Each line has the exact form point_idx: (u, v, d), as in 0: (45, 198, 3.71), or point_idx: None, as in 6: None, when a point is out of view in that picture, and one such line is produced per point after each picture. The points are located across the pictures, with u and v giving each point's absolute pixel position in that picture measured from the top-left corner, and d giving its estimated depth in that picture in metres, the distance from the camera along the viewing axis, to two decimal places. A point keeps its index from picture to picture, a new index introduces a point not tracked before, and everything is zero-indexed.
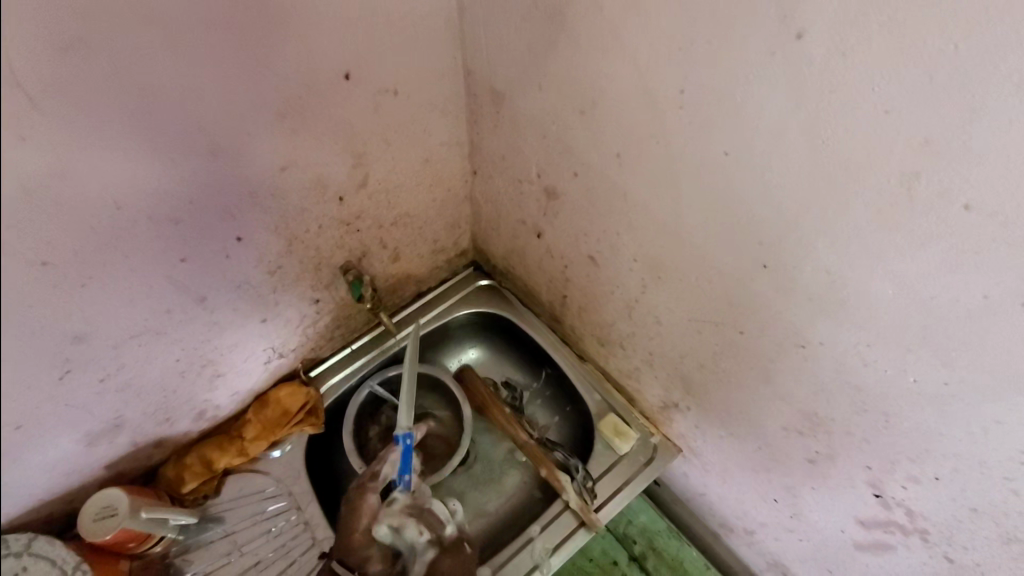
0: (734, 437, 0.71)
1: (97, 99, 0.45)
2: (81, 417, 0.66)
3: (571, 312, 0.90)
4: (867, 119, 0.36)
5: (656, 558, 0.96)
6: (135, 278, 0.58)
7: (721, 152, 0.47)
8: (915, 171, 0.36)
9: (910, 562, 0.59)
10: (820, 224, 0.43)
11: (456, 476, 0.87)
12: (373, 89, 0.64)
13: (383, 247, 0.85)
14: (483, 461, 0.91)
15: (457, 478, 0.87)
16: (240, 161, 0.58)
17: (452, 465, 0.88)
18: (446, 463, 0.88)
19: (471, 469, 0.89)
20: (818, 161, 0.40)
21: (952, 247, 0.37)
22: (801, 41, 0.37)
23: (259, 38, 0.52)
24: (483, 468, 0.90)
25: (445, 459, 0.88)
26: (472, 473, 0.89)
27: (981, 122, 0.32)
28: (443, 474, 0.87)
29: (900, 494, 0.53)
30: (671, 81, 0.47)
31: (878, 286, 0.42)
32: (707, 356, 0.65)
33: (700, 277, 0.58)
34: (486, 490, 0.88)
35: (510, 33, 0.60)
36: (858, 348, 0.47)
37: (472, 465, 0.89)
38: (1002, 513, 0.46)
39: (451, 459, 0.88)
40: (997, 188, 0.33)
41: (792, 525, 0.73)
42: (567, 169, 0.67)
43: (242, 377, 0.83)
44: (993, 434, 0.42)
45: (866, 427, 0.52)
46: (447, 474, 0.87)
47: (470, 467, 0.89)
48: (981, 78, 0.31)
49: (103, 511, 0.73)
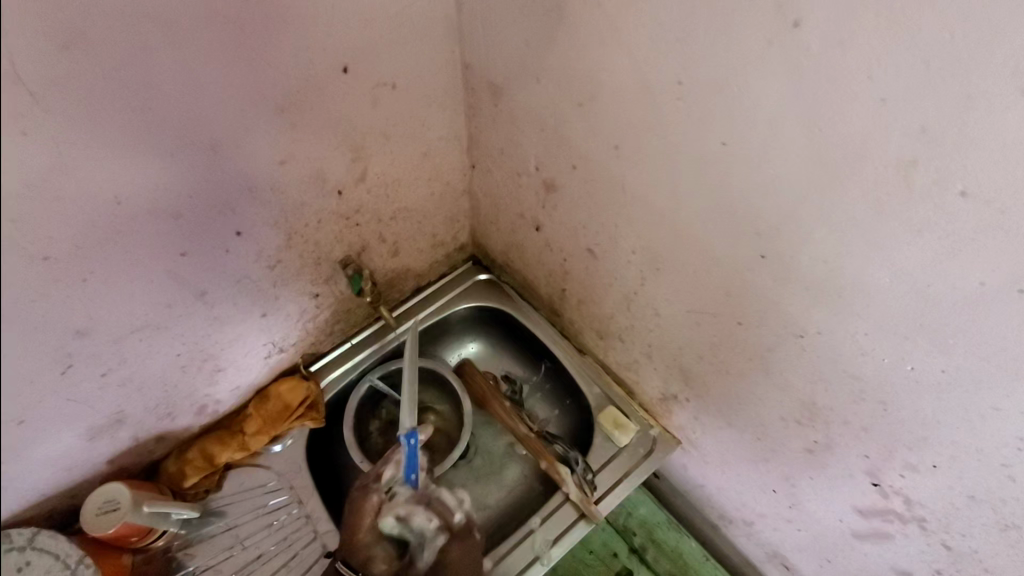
0: (733, 429, 0.72)
1: (96, 93, 0.45)
2: (82, 412, 0.66)
3: (570, 305, 0.90)
4: (864, 107, 0.36)
5: (656, 550, 0.96)
6: (136, 272, 0.58)
7: (719, 142, 0.47)
8: (912, 158, 0.36)
9: (907, 549, 0.59)
10: (817, 213, 0.43)
11: (425, 531, 0.79)
12: (372, 83, 0.64)
13: (382, 241, 0.85)
14: (451, 505, 0.81)
15: (427, 531, 0.79)
16: (239, 155, 0.58)
17: (418, 522, 0.79)
18: (410, 519, 0.79)
19: (441, 519, 0.80)
20: (816, 151, 0.41)
21: (948, 234, 0.37)
22: (798, 31, 0.37)
23: (257, 32, 0.52)
24: (455, 511, 0.81)
25: (408, 516, 0.79)
26: (444, 523, 0.79)
27: (977, 107, 0.32)
28: (412, 532, 0.79)
29: (898, 483, 0.54)
30: (669, 72, 0.47)
31: (875, 274, 0.42)
32: (706, 348, 0.66)
33: (698, 268, 0.59)
34: (462, 537, 0.80)
35: (508, 26, 0.60)
36: (855, 337, 0.47)
37: (442, 512, 0.80)
38: (999, 500, 0.46)
39: (416, 512, 0.79)
40: (993, 174, 0.33)
41: (790, 515, 0.73)
42: (566, 162, 0.67)
43: (243, 372, 0.83)
44: (990, 421, 0.43)
45: (864, 416, 0.52)
46: (416, 530, 0.79)
47: (439, 516, 0.80)
48: (978, 64, 0.31)
49: (105, 505, 0.73)
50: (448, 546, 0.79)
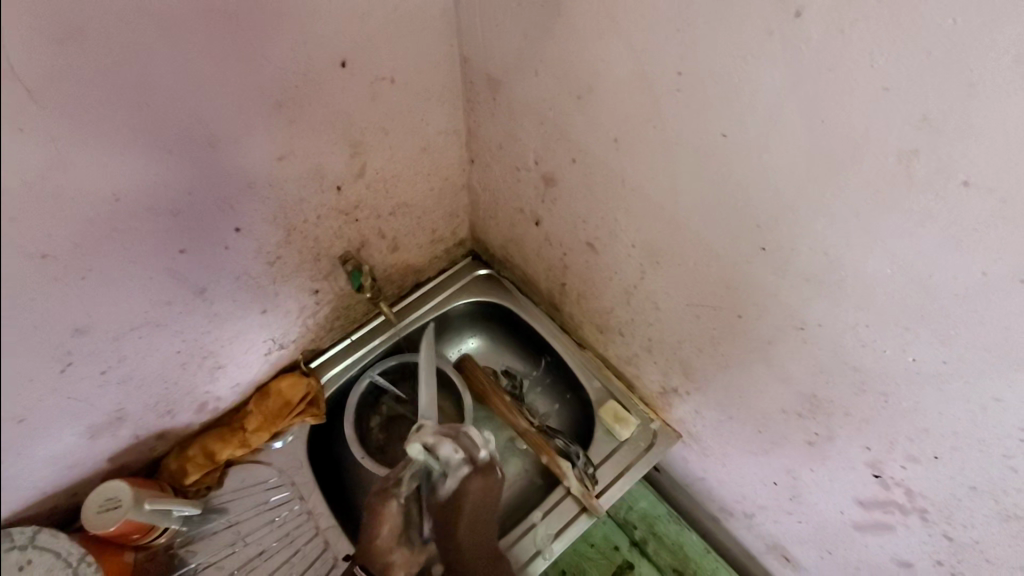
0: (734, 422, 0.72)
1: (92, 88, 0.45)
2: (82, 410, 0.66)
3: (570, 299, 0.90)
4: (866, 97, 0.36)
5: (657, 543, 0.96)
6: (135, 269, 0.58)
7: (720, 135, 0.47)
8: (914, 149, 0.36)
9: (908, 540, 0.59)
10: (818, 205, 0.43)
11: (449, 460, 0.75)
12: (369, 78, 0.64)
13: (381, 237, 0.85)
14: (478, 441, 0.77)
15: (452, 460, 0.75)
16: (237, 151, 0.58)
17: (443, 451, 0.75)
18: (434, 449, 0.75)
19: (466, 451, 0.75)
20: (818, 142, 0.40)
21: (950, 225, 0.37)
22: (800, 21, 0.37)
23: (254, 27, 0.51)
24: (481, 448, 0.77)
25: (434, 444, 0.75)
26: (468, 455, 0.75)
27: (978, 97, 0.32)
28: (437, 460, 0.76)
29: (899, 474, 0.54)
30: (669, 64, 0.47)
31: (877, 266, 0.42)
32: (706, 341, 0.66)
33: (698, 261, 0.58)
34: (485, 473, 0.76)
35: (506, 19, 0.60)
36: (857, 329, 0.47)
37: (467, 446, 0.76)
38: (1000, 490, 0.46)
39: (442, 443, 0.75)
40: (994, 164, 0.33)
41: (791, 507, 0.73)
42: (566, 156, 0.67)
43: (243, 369, 0.83)
44: (991, 412, 0.43)
45: (865, 408, 0.52)
46: (441, 459, 0.75)
47: (465, 449, 0.75)
48: (979, 54, 0.31)
49: (107, 503, 0.73)
50: (468, 477, 0.75)
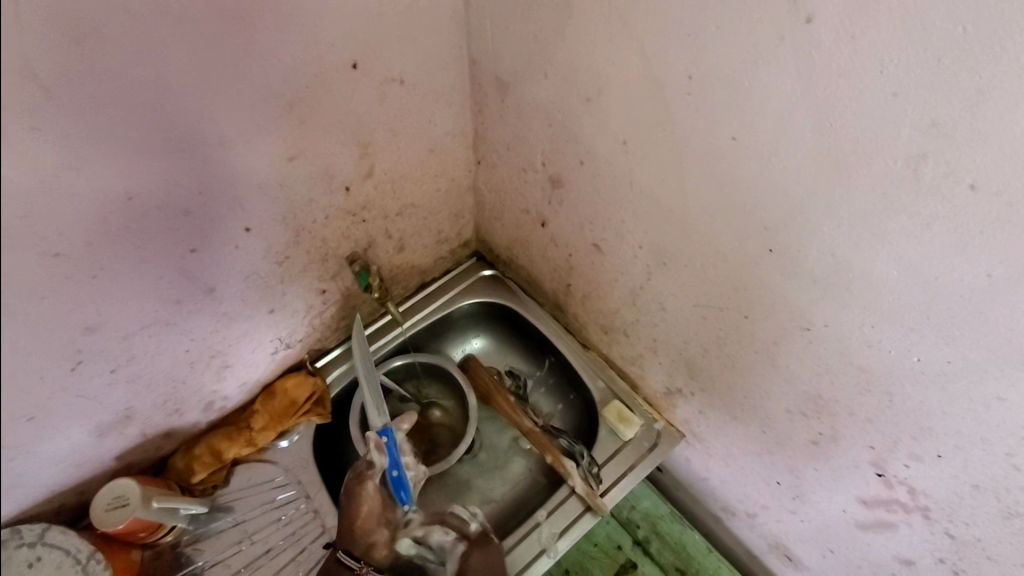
0: (738, 422, 0.73)
1: (109, 88, 0.45)
2: (91, 408, 0.67)
3: (575, 300, 0.90)
4: (875, 101, 0.37)
5: (659, 542, 0.97)
6: (147, 268, 0.58)
7: (729, 138, 0.47)
8: (921, 153, 0.37)
9: (910, 539, 0.60)
10: (825, 207, 0.44)
11: (444, 544, 0.82)
12: (380, 79, 0.64)
13: (388, 238, 0.85)
14: (466, 517, 0.86)
15: (446, 544, 0.82)
16: (249, 151, 0.59)
17: (434, 538, 0.83)
18: (426, 539, 0.82)
19: (457, 530, 0.84)
20: (826, 145, 0.41)
21: (956, 228, 0.38)
22: (810, 25, 0.38)
23: (267, 28, 0.52)
24: (470, 521, 0.85)
25: (422, 537, 0.82)
26: (459, 532, 0.84)
27: (986, 102, 0.33)
28: (432, 552, 0.82)
29: (903, 473, 0.55)
30: (678, 68, 0.47)
31: (883, 267, 0.43)
32: (711, 341, 0.66)
33: (705, 262, 0.59)
34: (480, 545, 0.82)
35: (516, 22, 0.61)
36: (862, 330, 0.48)
37: (457, 524, 0.85)
38: (1003, 488, 0.47)
39: (432, 531, 0.83)
40: (1002, 168, 0.34)
41: (794, 507, 0.74)
42: (574, 158, 0.67)
43: (250, 368, 0.83)
44: (994, 411, 0.43)
45: (869, 407, 0.53)
46: (433, 548, 0.82)
47: (455, 527, 0.84)
48: (988, 59, 0.31)
49: (115, 501, 0.73)
50: (467, 552, 0.82)
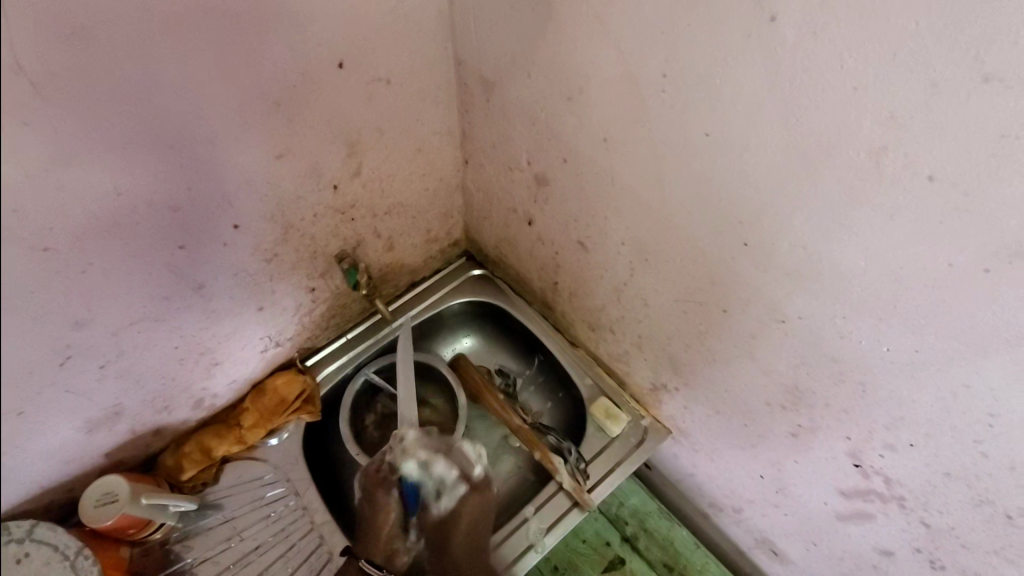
0: (721, 416, 0.74)
1: (96, 84, 0.46)
2: (81, 404, 0.67)
3: (562, 298, 0.91)
4: (839, 96, 0.38)
5: (648, 538, 0.98)
6: (135, 264, 0.59)
7: (702, 134, 0.49)
8: (882, 146, 0.38)
9: (888, 529, 0.61)
10: (795, 200, 0.45)
11: (445, 479, 0.82)
12: (366, 78, 0.66)
13: (377, 236, 0.86)
14: (473, 457, 0.83)
15: (447, 478, 0.82)
16: (236, 148, 0.60)
17: (437, 469, 0.82)
18: (429, 467, 0.82)
19: (459, 467, 0.83)
20: (794, 140, 0.42)
21: (917, 219, 0.39)
22: (774, 24, 0.39)
23: (254, 27, 0.53)
24: (475, 464, 0.83)
25: (428, 462, 0.82)
26: (462, 472, 0.83)
27: (939, 95, 0.34)
28: (432, 479, 0.82)
29: (878, 462, 0.56)
30: (654, 67, 0.49)
31: (851, 259, 0.44)
32: (693, 336, 0.67)
33: (685, 258, 0.60)
34: (480, 490, 0.83)
35: (499, 23, 0.62)
36: (835, 321, 0.49)
37: (461, 462, 0.83)
38: (973, 475, 0.48)
39: (435, 460, 0.82)
40: (957, 159, 0.35)
41: (777, 500, 0.75)
42: (557, 156, 0.69)
43: (239, 366, 0.84)
44: (961, 398, 0.45)
45: (844, 398, 0.54)
46: (436, 478, 0.82)
47: (460, 464, 0.83)
48: (939, 54, 0.33)
49: (104, 498, 0.74)
50: (466, 496, 0.82)
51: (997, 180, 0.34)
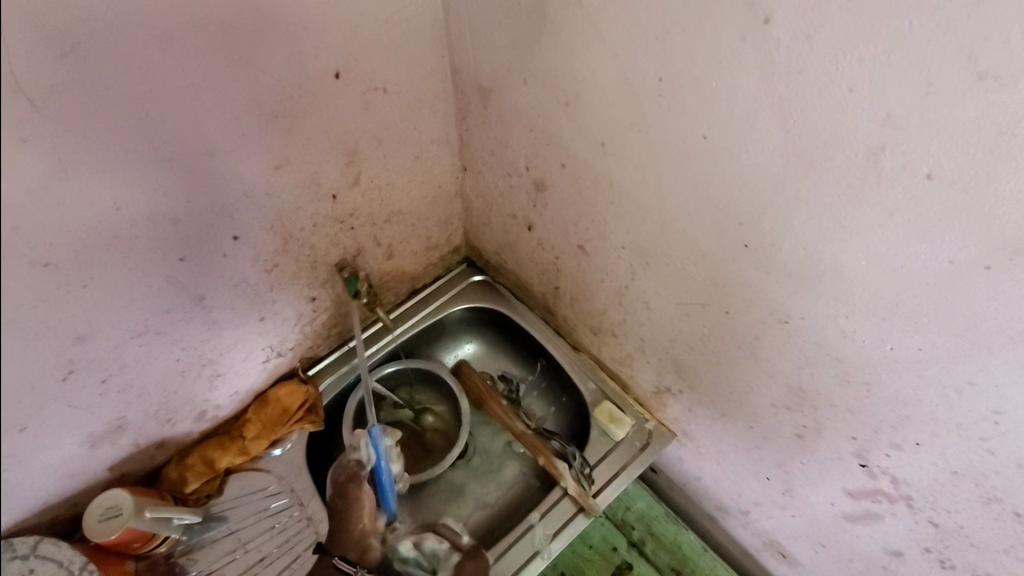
0: (726, 418, 0.73)
1: (95, 102, 0.47)
2: (83, 419, 0.67)
3: (563, 302, 0.91)
4: (834, 96, 0.38)
5: (655, 543, 0.97)
6: (136, 277, 0.59)
7: (700, 136, 0.49)
8: (880, 144, 0.38)
9: (897, 529, 0.61)
10: (794, 201, 0.45)
11: (437, 552, 0.87)
12: (363, 88, 0.66)
13: (377, 244, 0.86)
14: (457, 529, 0.91)
15: (439, 552, 0.87)
16: (235, 160, 0.60)
17: (429, 544, 0.87)
18: (421, 545, 0.87)
19: (450, 541, 0.88)
20: (791, 141, 0.42)
21: (916, 217, 0.39)
22: (768, 26, 0.39)
23: (251, 41, 0.53)
24: (462, 535, 0.89)
25: (419, 542, 0.88)
26: None
27: (933, 94, 0.34)
28: (425, 558, 0.86)
29: (885, 462, 0.55)
30: (649, 71, 0.49)
31: (852, 257, 0.44)
32: (695, 338, 0.67)
33: (685, 260, 0.60)
34: None
35: (494, 29, 0.62)
36: (837, 320, 0.49)
37: (449, 535, 0.89)
38: (981, 474, 0.48)
39: (426, 538, 0.88)
40: (956, 158, 0.35)
41: (784, 502, 0.74)
42: (555, 161, 0.69)
43: (242, 377, 0.84)
44: (966, 395, 0.44)
45: (849, 398, 0.54)
46: (428, 555, 0.86)
47: (447, 539, 0.89)
48: (932, 53, 0.33)
49: (108, 512, 0.73)
50: None
51: (996, 178, 0.34)
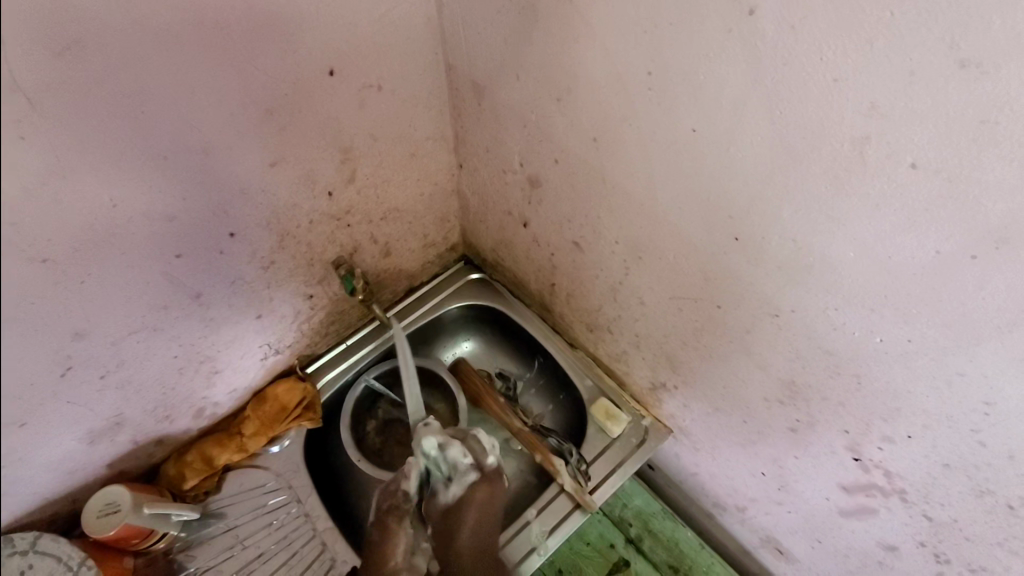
0: (721, 414, 0.73)
1: (90, 98, 0.47)
2: (81, 415, 0.67)
3: (560, 299, 0.91)
4: (819, 89, 0.39)
5: (652, 540, 0.97)
6: (133, 274, 0.59)
7: (689, 130, 0.49)
8: (865, 135, 0.38)
9: (890, 522, 0.61)
10: (783, 195, 0.46)
11: (457, 464, 0.76)
12: (358, 85, 0.66)
13: (374, 242, 0.87)
14: (485, 446, 0.79)
15: (459, 465, 0.76)
16: (230, 157, 0.60)
17: (452, 453, 0.76)
18: (445, 450, 0.76)
19: (474, 456, 0.77)
20: (778, 133, 0.43)
21: (902, 208, 0.39)
22: (754, 18, 0.39)
23: (245, 38, 0.54)
24: (488, 454, 0.78)
25: (444, 444, 0.76)
26: (475, 460, 0.77)
27: (916, 83, 0.34)
28: (444, 463, 0.76)
29: (877, 456, 0.55)
30: (638, 65, 0.49)
31: (840, 249, 0.44)
32: (689, 333, 0.67)
33: (678, 255, 0.61)
34: (490, 480, 0.77)
35: (487, 26, 0.62)
36: (828, 313, 0.49)
37: (476, 451, 0.78)
38: (972, 466, 0.48)
39: (451, 444, 0.77)
40: (940, 147, 0.35)
41: (780, 497, 0.74)
42: (549, 157, 0.69)
43: (240, 374, 0.84)
44: (956, 387, 0.44)
45: (840, 391, 0.54)
46: (448, 462, 0.76)
47: (473, 453, 0.77)
48: (914, 42, 0.33)
49: (108, 507, 0.74)
50: (475, 485, 0.76)
51: (980, 166, 0.34)
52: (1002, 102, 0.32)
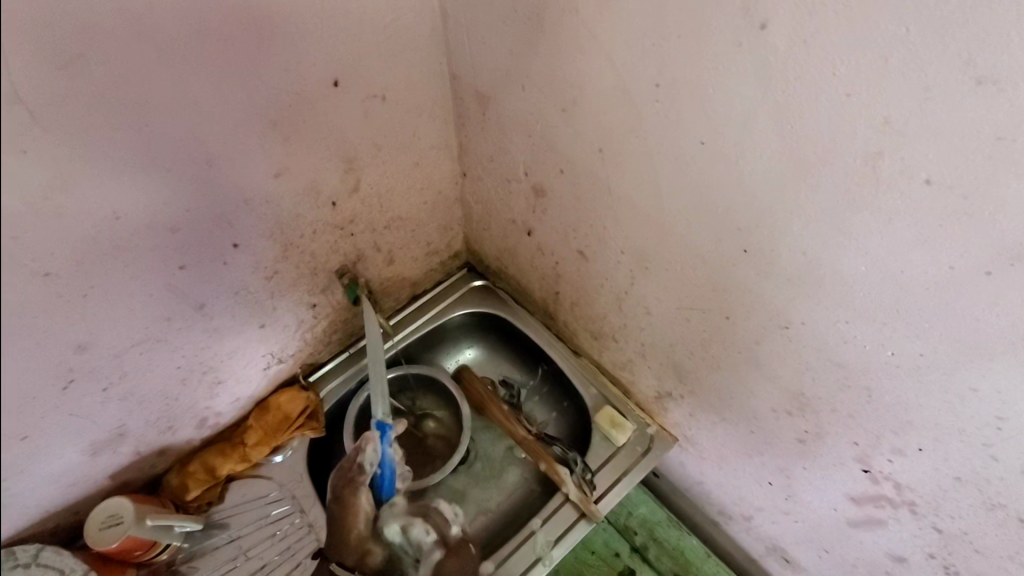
0: (727, 423, 0.73)
1: (93, 111, 0.47)
2: (84, 427, 0.67)
3: (564, 307, 0.91)
4: (831, 103, 0.38)
5: (658, 548, 0.97)
6: (137, 286, 0.59)
7: (698, 142, 0.49)
8: (878, 150, 0.38)
9: (900, 535, 0.60)
10: (793, 208, 0.45)
11: (422, 544, 0.75)
12: (362, 95, 0.66)
13: (377, 251, 0.86)
14: (448, 517, 0.80)
15: (425, 545, 0.75)
16: (235, 168, 0.60)
17: (416, 533, 0.75)
18: (410, 531, 0.75)
19: (438, 532, 0.77)
20: (788, 147, 0.42)
21: (914, 223, 0.39)
22: (764, 32, 0.39)
23: (249, 49, 0.53)
24: (450, 524, 0.80)
25: (407, 526, 0.75)
26: (439, 536, 0.77)
27: (932, 98, 0.34)
28: (410, 546, 0.75)
29: (887, 468, 0.55)
30: (646, 77, 0.49)
31: (851, 262, 0.44)
32: (696, 343, 0.67)
33: (684, 265, 0.60)
34: (456, 551, 0.79)
35: (491, 36, 0.62)
36: (837, 326, 0.49)
37: (439, 525, 0.78)
38: (984, 480, 0.47)
39: (414, 523, 0.76)
40: (954, 163, 0.35)
41: (787, 507, 0.74)
42: (554, 167, 0.69)
43: (243, 384, 0.84)
44: (968, 402, 0.44)
45: (850, 403, 0.54)
46: (414, 543, 0.75)
47: (436, 528, 0.77)
48: (931, 58, 0.33)
49: (109, 520, 0.73)
50: (443, 560, 0.77)
51: (996, 183, 0.34)
52: (1019, 120, 0.31)
